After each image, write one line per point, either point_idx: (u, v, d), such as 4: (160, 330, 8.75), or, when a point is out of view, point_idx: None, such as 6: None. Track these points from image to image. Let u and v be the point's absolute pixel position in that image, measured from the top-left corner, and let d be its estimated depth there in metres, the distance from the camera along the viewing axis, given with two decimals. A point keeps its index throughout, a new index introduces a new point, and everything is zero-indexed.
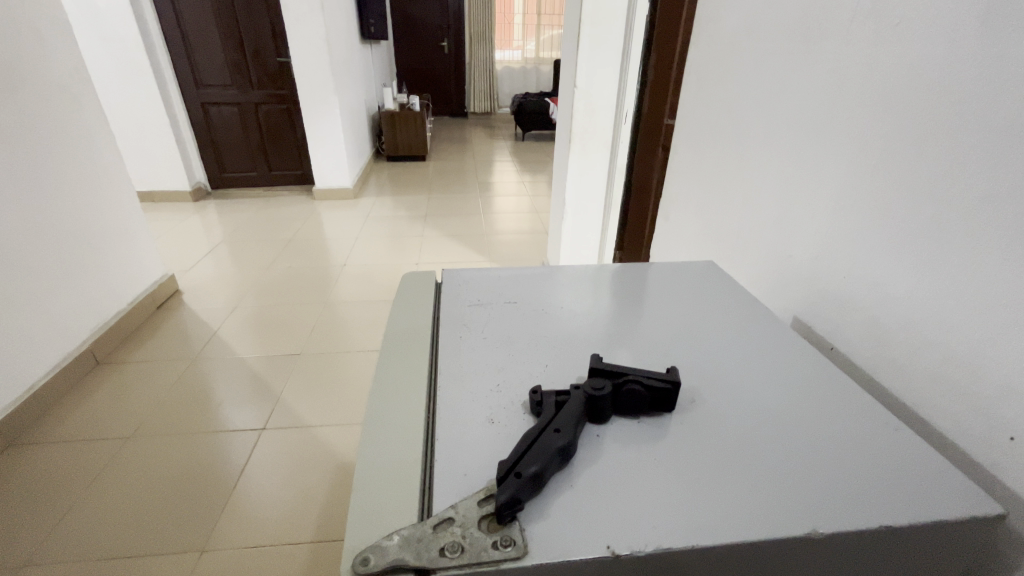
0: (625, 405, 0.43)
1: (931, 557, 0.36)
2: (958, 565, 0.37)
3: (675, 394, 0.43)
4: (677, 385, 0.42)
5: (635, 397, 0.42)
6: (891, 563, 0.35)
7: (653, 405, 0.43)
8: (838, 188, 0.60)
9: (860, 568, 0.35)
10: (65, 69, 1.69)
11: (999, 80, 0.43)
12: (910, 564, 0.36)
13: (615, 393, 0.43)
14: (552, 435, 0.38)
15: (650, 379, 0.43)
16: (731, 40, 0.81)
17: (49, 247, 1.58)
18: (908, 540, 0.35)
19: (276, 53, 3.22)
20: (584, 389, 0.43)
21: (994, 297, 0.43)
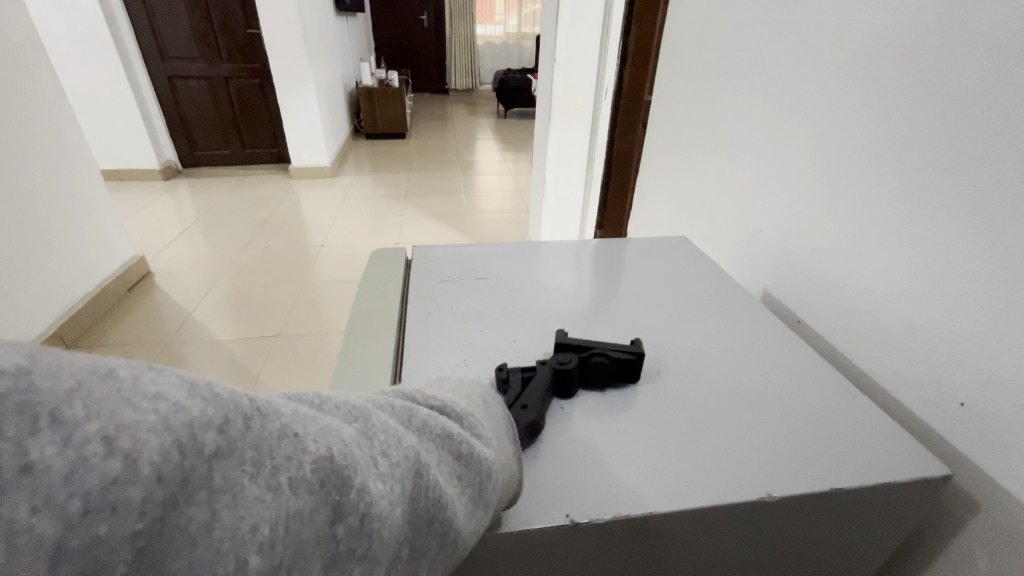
0: (591, 378, 0.43)
1: (882, 516, 0.37)
2: (907, 522, 0.38)
3: (641, 366, 0.43)
4: (640, 356, 0.43)
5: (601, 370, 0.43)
6: (842, 523, 0.37)
7: (618, 377, 0.44)
8: (810, 162, 0.60)
9: (813, 529, 0.36)
10: (14, 38, 1.59)
11: (966, 48, 0.42)
12: (860, 522, 0.37)
13: (580, 368, 0.43)
14: (520, 411, 0.38)
15: (616, 352, 0.43)
16: (708, 10, 0.79)
17: (7, 228, 1.51)
18: (860, 502, 0.36)
19: (246, 24, 3.09)
20: (551, 366, 0.42)
21: (950, 265, 0.45)
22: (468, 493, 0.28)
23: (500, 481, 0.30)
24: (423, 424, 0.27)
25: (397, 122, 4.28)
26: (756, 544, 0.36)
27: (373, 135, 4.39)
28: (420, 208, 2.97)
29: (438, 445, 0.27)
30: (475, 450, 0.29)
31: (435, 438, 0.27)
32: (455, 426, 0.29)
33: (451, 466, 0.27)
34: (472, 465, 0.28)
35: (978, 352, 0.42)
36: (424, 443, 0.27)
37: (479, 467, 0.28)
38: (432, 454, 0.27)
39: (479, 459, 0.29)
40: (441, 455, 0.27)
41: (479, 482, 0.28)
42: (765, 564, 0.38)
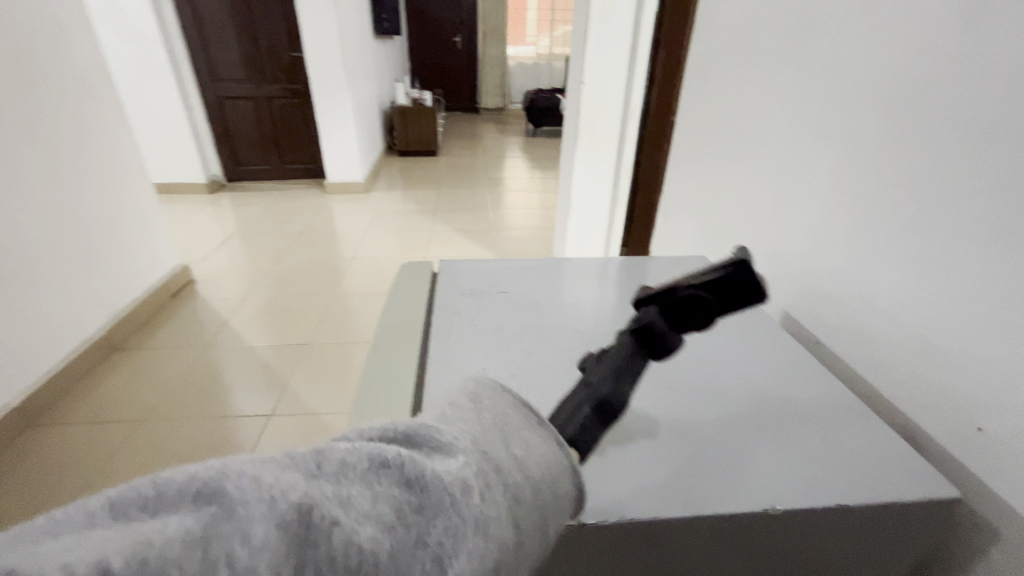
0: (695, 318, 0.41)
1: (893, 536, 0.37)
2: (918, 546, 0.38)
3: (751, 276, 0.39)
4: (741, 268, 0.40)
5: (702, 304, 0.40)
6: (850, 540, 0.37)
7: (725, 303, 0.41)
8: (829, 185, 0.61)
9: (820, 545, 0.37)
10: (85, 63, 1.75)
11: (979, 78, 0.44)
12: (870, 541, 0.37)
13: (674, 316, 0.41)
14: (587, 388, 0.37)
15: (714, 278, 0.40)
16: (730, 38, 0.81)
17: (69, 235, 1.63)
18: (867, 520, 0.36)
19: (290, 48, 3.27)
20: (637, 328, 0.40)
21: (965, 291, 0.45)
22: (438, 526, 0.23)
23: (487, 498, 0.25)
24: (344, 464, 0.23)
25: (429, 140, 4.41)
26: (761, 557, 0.37)
27: (406, 152, 4.53)
28: (448, 223, 3.04)
29: (373, 480, 0.23)
30: (428, 473, 0.24)
31: (366, 476, 0.23)
32: (389, 457, 0.24)
33: (397, 502, 0.23)
34: (428, 491, 0.24)
35: (994, 377, 0.42)
36: (348, 486, 0.23)
37: (438, 493, 0.24)
38: (362, 499, 0.23)
39: (440, 481, 0.24)
40: (383, 492, 0.23)
41: (448, 513, 0.23)
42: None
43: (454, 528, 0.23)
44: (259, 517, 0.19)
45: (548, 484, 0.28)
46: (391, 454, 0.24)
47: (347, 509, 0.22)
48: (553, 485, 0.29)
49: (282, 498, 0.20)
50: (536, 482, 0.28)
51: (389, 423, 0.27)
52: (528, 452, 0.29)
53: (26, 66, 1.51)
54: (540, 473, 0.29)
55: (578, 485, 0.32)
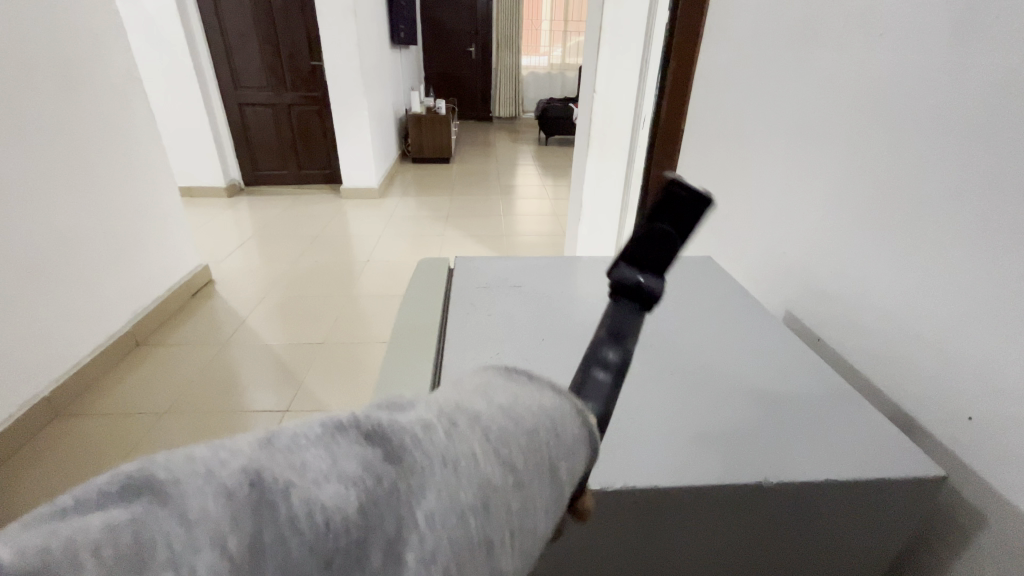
0: (661, 253, 0.34)
1: (874, 511, 0.41)
2: (898, 524, 0.41)
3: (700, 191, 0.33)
4: (688, 186, 0.33)
5: (663, 235, 0.34)
6: (834, 514, 0.40)
7: (688, 231, 0.34)
8: (829, 189, 0.64)
9: (805, 517, 0.41)
10: (117, 70, 1.83)
11: (966, 87, 0.46)
12: (853, 515, 0.41)
13: (643, 260, 0.35)
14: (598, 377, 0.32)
15: (656, 202, 0.34)
16: (737, 48, 0.85)
17: (98, 234, 1.70)
18: (849, 495, 0.40)
19: (310, 57, 3.36)
20: (615, 290, 0.35)
21: (955, 288, 0.47)
22: (415, 471, 0.20)
23: (460, 435, 0.21)
24: (296, 434, 0.19)
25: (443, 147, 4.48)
26: (751, 525, 0.41)
27: (420, 159, 4.60)
28: (460, 229, 3.08)
29: (330, 440, 0.20)
30: (384, 423, 0.21)
31: (322, 438, 0.20)
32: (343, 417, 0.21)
33: (364, 453, 0.19)
34: (391, 437, 0.20)
35: (980, 370, 0.45)
36: (303, 449, 0.19)
37: (400, 438, 0.20)
38: (318, 459, 0.18)
39: (399, 425, 0.21)
40: (344, 448, 0.19)
41: (417, 452, 0.20)
42: (758, 549, 0.42)
43: (428, 470, 0.20)
44: (205, 492, 0.16)
45: (539, 416, 0.24)
46: (345, 417, 0.21)
47: (301, 471, 0.18)
48: (554, 419, 0.24)
49: (222, 467, 0.17)
50: (528, 422, 0.23)
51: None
52: (514, 396, 0.25)
53: (64, 72, 1.58)
54: (532, 405, 0.24)
55: (591, 429, 0.26)
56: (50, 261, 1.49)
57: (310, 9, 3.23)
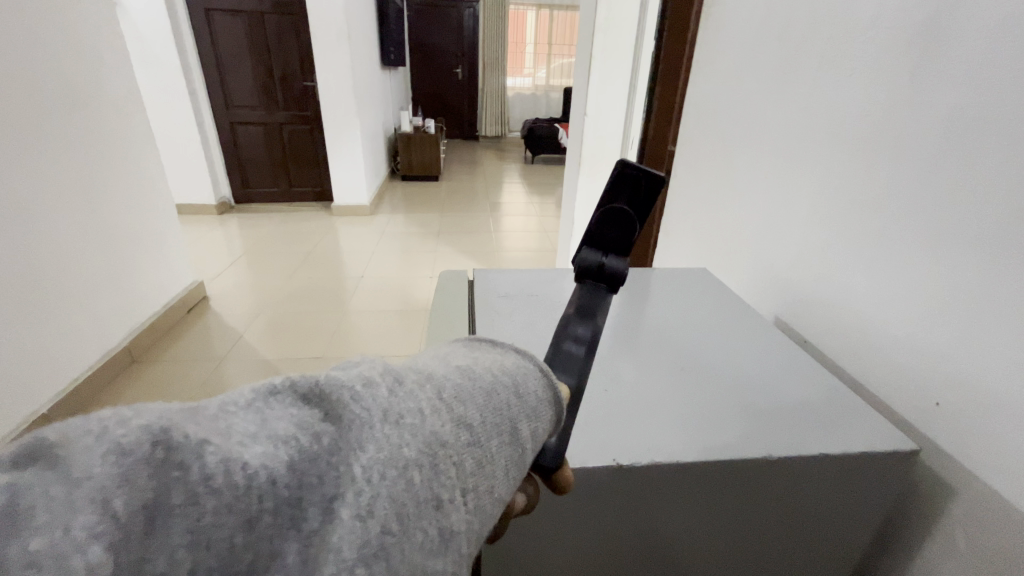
0: (618, 235, 0.48)
1: (865, 482, 0.47)
2: (881, 494, 0.48)
3: (641, 173, 0.46)
4: (626, 168, 0.46)
5: (620, 216, 0.47)
6: (831, 485, 0.47)
7: (636, 206, 0.47)
8: (809, 207, 0.72)
9: (806, 488, 0.47)
10: (119, 89, 1.87)
11: (923, 121, 0.55)
12: (846, 486, 0.47)
13: (604, 245, 0.49)
14: (572, 344, 0.44)
15: (611, 190, 0.47)
16: (723, 79, 0.93)
17: (97, 250, 1.71)
18: (844, 468, 0.46)
19: (303, 77, 3.42)
20: (586, 274, 0.49)
21: (924, 291, 0.55)
22: (350, 432, 0.24)
23: (400, 394, 0.26)
24: (226, 403, 0.23)
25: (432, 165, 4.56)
26: (759, 496, 0.46)
27: (409, 177, 4.67)
28: (451, 245, 3.14)
29: (264, 405, 0.24)
30: (322, 383, 0.25)
31: (255, 405, 0.23)
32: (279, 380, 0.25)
33: (299, 419, 0.23)
34: (330, 399, 0.24)
35: (948, 361, 0.52)
36: (233, 415, 0.23)
37: (337, 397, 0.24)
38: (247, 424, 0.22)
39: (336, 386, 0.25)
40: (276, 411, 0.23)
41: (355, 410, 0.24)
42: (763, 521, 0.48)
43: (365, 431, 0.24)
44: (96, 453, 0.17)
45: (492, 378, 0.30)
46: (278, 381, 0.25)
47: (229, 434, 0.21)
48: (506, 380, 0.31)
49: (122, 429, 0.19)
50: (482, 382, 0.30)
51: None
52: (475, 363, 0.31)
53: (68, 92, 1.62)
54: (481, 373, 0.30)
55: (551, 386, 0.34)
56: (51, 277, 1.50)
57: (304, 31, 3.30)
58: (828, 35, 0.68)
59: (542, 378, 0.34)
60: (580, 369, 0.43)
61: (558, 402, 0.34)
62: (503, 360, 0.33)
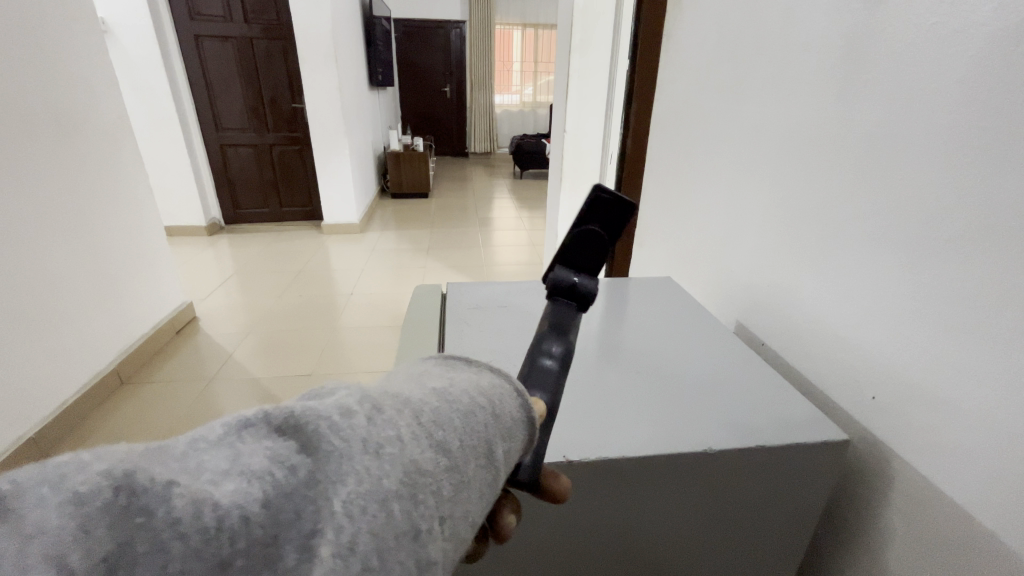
0: (591, 256, 0.50)
1: (797, 469, 0.52)
2: (818, 478, 0.53)
3: (614, 197, 0.48)
4: (601, 192, 0.49)
5: (592, 237, 0.50)
6: (766, 472, 0.51)
7: (610, 228, 0.50)
8: (760, 218, 0.77)
9: (744, 476, 0.51)
10: (109, 117, 1.91)
11: (852, 136, 0.59)
12: (778, 473, 0.52)
13: (578, 266, 0.51)
14: (546, 360, 0.45)
15: (587, 211, 0.49)
16: (684, 97, 0.99)
17: (87, 273, 1.73)
18: (776, 457, 0.50)
19: (292, 99, 3.49)
20: (559, 290, 0.51)
21: (861, 292, 0.59)
22: (327, 464, 0.23)
23: (378, 421, 0.25)
24: (194, 438, 0.22)
25: (421, 182, 4.62)
26: (699, 485, 0.51)
27: (399, 195, 4.72)
28: (441, 260, 3.18)
29: (236, 439, 0.22)
30: (297, 414, 0.24)
31: (225, 439, 0.22)
32: (249, 408, 0.24)
33: (276, 450, 0.22)
34: (304, 430, 0.23)
35: (883, 358, 0.56)
36: (201, 453, 0.21)
37: (312, 427, 0.23)
38: (218, 461, 0.21)
39: (312, 416, 0.24)
40: (249, 444, 0.22)
41: (333, 441, 0.23)
42: (711, 506, 0.53)
43: (344, 463, 0.23)
44: (50, 505, 0.15)
45: (472, 399, 0.30)
46: (250, 412, 0.23)
47: (197, 475, 0.20)
48: (484, 401, 0.30)
49: (81, 473, 0.17)
50: (462, 403, 0.29)
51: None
52: (453, 383, 0.31)
53: (58, 120, 1.66)
54: (460, 395, 0.30)
55: (526, 407, 0.33)
56: (40, 301, 1.52)
57: (292, 55, 3.37)
58: (771, 55, 0.73)
59: (518, 397, 0.33)
60: (555, 384, 0.43)
61: (531, 423, 0.33)
62: (479, 380, 0.32)
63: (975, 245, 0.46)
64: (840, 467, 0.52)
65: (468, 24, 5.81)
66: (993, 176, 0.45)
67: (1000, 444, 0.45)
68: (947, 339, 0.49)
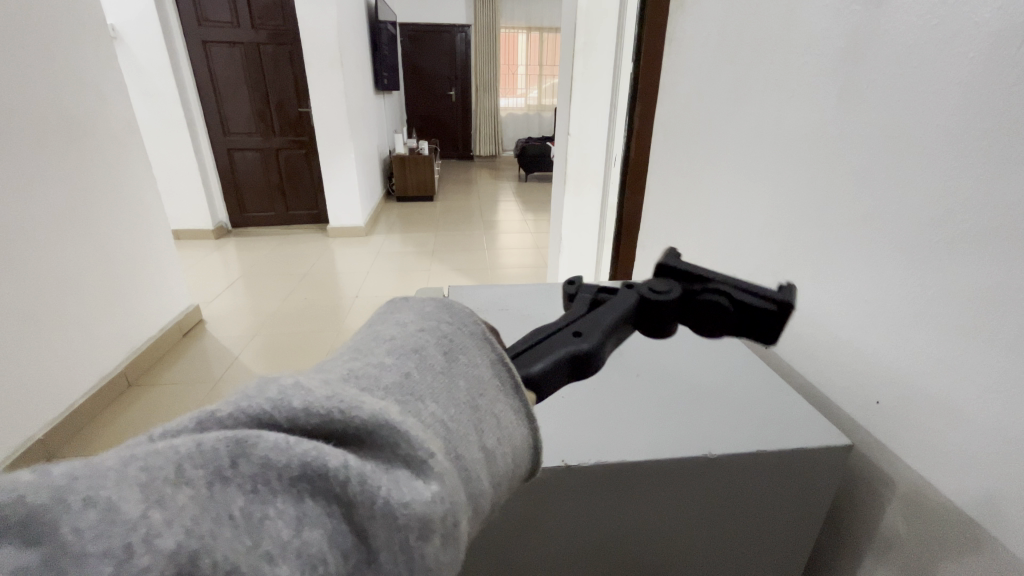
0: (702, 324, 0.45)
1: (796, 474, 0.51)
2: (819, 485, 0.52)
3: (778, 322, 0.43)
4: (783, 308, 0.43)
5: (718, 310, 0.44)
6: (766, 476, 0.51)
7: (741, 328, 0.45)
8: (762, 221, 0.76)
9: (745, 480, 0.51)
10: (118, 120, 1.94)
11: (853, 140, 0.59)
12: (777, 478, 0.51)
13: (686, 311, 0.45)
14: (570, 336, 0.37)
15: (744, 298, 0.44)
16: (685, 100, 0.99)
17: (95, 276, 1.75)
18: (775, 463, 0.50)
19: (298, 103, 3.51)
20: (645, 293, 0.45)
21: (861, 294, 0.59)
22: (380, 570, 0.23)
23: (446, 542, 0.24)
24: (265, 478, 0.21)
25: (426, 185, 4.63)
26: (699, 489, 0.50)
27: (404, 197, 4.73)
28: (446, 263, 3.18)
29: (300, 500, 0.22)
30: (377, 510, 0.22)
31: (292, 494, 0.22)
32: (332, 462, 0.22)
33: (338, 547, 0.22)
34: (374, 527, 0.23)
35: (886, 362, 0.56)
36: (267, 504, 0.21)
37: (384, 535, 0.22)
38: (281, 528, 0.21)
39: (390, 526, 0.22)
40: (313, 514, 0.22)
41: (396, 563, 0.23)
42: (712, 512, 0.52)
43: None
44: None
45: (504, 487, 0.30)
46: (329, 473, 0.22)
47: (259, 538, 0.21)
48: (510, 475, 0.31)
49: (151, 550, 0.18)
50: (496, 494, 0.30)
51: (346, 410, 0.24)
52: (502, 456, 0.30)
53: (68, 125, 1.68)
54: (502, 461, 0.29)
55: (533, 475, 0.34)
56: (49, 304, 1.53)
57: (298, 60, 3.40)
58: (772, 58, 0.73)
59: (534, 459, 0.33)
60: (557, 379, 0.35)
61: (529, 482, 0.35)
62: (523, 435, 0.31)
63: (977, 249, 0.46)
64: (843, 472, 0.51)
65: (473, 27, 5.82)
66: (992, 180, 0.44)
67: (1001, 450, 0.44)
68: (947, 343, 0.49)
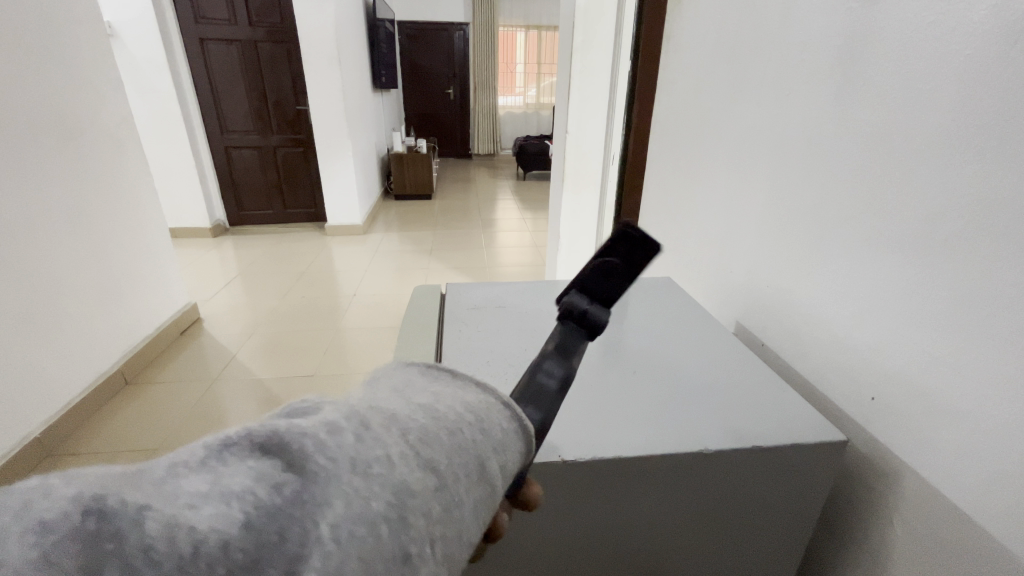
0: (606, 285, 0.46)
1: (792, 468, 0.51)
2: (815, 480, 0.52)
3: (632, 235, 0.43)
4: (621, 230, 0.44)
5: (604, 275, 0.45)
6: (762, 470, 0.51)
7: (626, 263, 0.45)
8: (759, 218, 0.76)
9: (741, 475, 0.51)
10: (114, 118, 1.93)
11: (852, 135, 0.59)
12: (772, 472, 0.51)
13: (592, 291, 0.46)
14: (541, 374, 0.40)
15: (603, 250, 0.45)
16: (683, 97, 0.99)
17: (91, 274, 1.74)
18: (771, 457, 0.50)
19: (295, 101, 3.50)
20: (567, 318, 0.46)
21: (859, 291, 0.59)
22: (316, 483, 0.21)
23: (364, 438, 0.23)
24: (175, 462, 0.21)
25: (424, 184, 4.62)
26: (695, 484, 0.51)
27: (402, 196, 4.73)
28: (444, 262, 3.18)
29: (217, 460, 0.21)
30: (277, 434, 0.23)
31: (207, 461, 0.21)
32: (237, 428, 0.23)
33: (258, 472, 0.21)
34: (289, 446, 0.22)
35: (883, 359, 0.56)
36: (181, 476, 0.20)
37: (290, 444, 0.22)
38: (198, 483, 0.20)
39: (297, 435, 0.22)
40: (233, 465, 0.21)
41: (320, 460, 0.22)
42: (708, 508, 0.53)
43: (330, 483, 0.21)
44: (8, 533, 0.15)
45: (466, 414, 0.28)
46: (232, 433, 0.22)
47: (174, 497, 0.19)
48: (475, 412, 0.28)
49: (48, 497, 0.16)
50: (453, 418, 0.27)
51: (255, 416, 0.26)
52: (443, 398, 0.29)
53: (64, 123, 1.68)
54: (450, 403, 0.28)
55: (528, 422, 0.31)
56: (44, 303, 1.52)
57: (296, 58, 3.39)
58: (770, 55, 0.73)
59: (510, 402, 0.31)
60: (552, 406, 0.38)
61: (532, 436, 0.31)
62: (471, 391, 0.31)
63: (977, 243, 0.45)
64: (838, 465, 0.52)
65: (471, 26, 5.81)
66: (991, 175, 0.44)
67: (998, 445, 0.44)
68: (948, 340, 0.48)
